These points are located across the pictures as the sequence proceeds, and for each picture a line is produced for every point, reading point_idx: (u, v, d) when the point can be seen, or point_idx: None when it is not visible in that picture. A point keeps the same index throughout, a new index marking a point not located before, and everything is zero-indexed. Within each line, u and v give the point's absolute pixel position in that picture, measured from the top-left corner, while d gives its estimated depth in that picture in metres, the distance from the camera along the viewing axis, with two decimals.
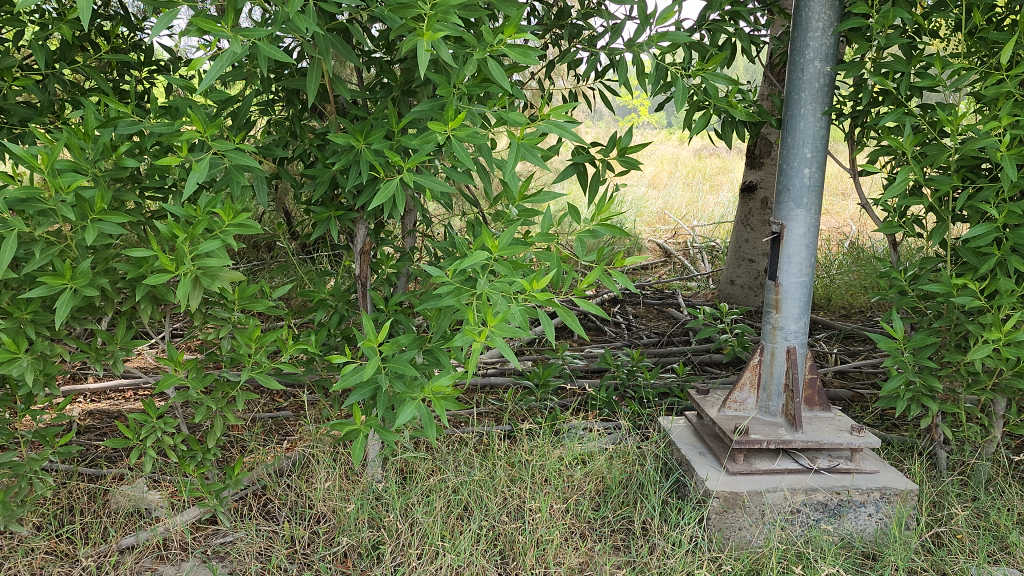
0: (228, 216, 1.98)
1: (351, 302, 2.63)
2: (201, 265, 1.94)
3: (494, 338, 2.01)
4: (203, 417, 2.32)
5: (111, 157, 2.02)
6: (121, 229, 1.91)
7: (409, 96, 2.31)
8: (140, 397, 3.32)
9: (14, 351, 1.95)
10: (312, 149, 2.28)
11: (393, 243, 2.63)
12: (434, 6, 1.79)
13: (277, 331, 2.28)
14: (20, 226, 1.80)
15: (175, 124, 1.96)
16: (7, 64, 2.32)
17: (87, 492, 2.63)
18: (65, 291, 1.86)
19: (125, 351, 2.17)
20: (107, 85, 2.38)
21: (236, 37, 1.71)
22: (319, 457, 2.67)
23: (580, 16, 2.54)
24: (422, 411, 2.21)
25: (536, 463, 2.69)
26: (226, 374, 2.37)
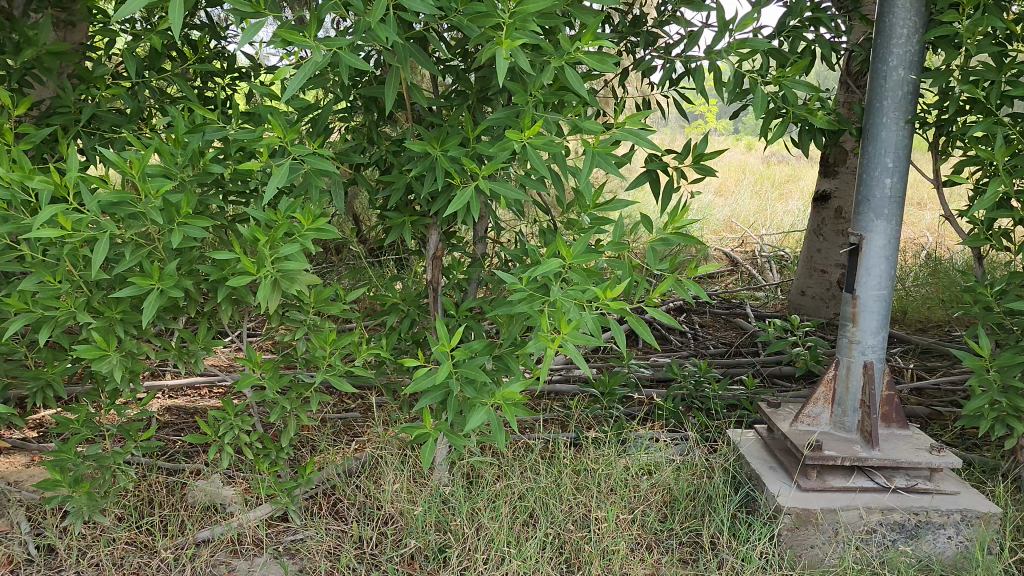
0: (308, 221, 2.02)
1: (422, 306, 2.66)
2: (280, 268, 1.99)
3: (568, 345, 2.01)
4: (278, 416, 2.38)
5: (198, 164, 2.08)
6: (205, 232, 1.95)
7: (485, 103, 2.32)
8: (215, 396, 3.42)
9: (105, 349, 2.03)
10: (388, 156, 2.30)
11: (465, 250, 2.64)
12: (513, 14, 1.81)
13: (352, 335, 2.33)
14: (113, 229, 1.87)
15: (257, 131, 2.01)
16: (101, 72, 2.42)
17: (167, 485, 2.73)
18: (153, 292, 1.94)
19: (206, 350, 2.23)
20: (193, 93, 2.45)
21: (320, 47, 1.76)
22: (388, 459, 2.71)
23: (657, 24, 2.52)
24: (493, 416, 2.23)
25: (603, 472, 2.68)
26: (301, 376, 2.43)
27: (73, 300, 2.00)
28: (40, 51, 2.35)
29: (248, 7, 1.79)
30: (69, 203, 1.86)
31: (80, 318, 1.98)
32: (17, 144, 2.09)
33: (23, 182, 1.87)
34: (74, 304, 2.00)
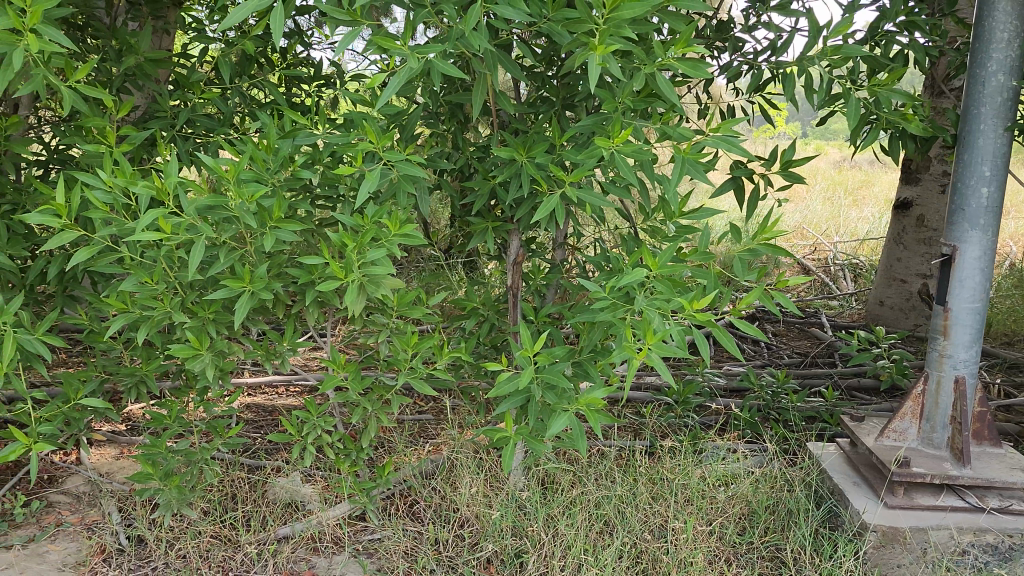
0: (395, 226, 2.04)
1: (501, 311, 2.66)
2: (367, 273, 2.01)
3: (653, 355, 1.99)
4: (360, 417, 2.42)
5: (289, 169, 2.12)
6: (296, 236, 1.97)
7: (570, 109, 2.31)
8: (292, 395, 3.49)
9: (198, 348, 2.09)
10: (472, 162, 2.31)
11: (544, 256, 2.64)
12: (608, 20, 1.79)
13: (433, 338, 2.35)
14: (209, 232, 1.91)
15: (349, 137, 2.04)
16: (197, 78, 2.49)
17: (249, 481, 2.79)
18: (245, 294, 1.98)
19: (293, 351, 2.28)
20: (284, 98, 2.51)
21: (414, 54, 1.78)
22: (464, 462, 2.73)
23: (744, 30, 2.48)
24: (574, 423, 2.22)
25: (680, 482, 2.65)
26: (383, 378, 2.46)
27: (169, 301, 2.05)
28: (140, 59, 2.43)
29: (344, 15, 1.79)
30: (169, 207, 1.91)
31: (176, 318, 2.04)
32: (119, 148, 2.16)
33: (128, 185, 1.93)
34: (170, 305, 2.05)
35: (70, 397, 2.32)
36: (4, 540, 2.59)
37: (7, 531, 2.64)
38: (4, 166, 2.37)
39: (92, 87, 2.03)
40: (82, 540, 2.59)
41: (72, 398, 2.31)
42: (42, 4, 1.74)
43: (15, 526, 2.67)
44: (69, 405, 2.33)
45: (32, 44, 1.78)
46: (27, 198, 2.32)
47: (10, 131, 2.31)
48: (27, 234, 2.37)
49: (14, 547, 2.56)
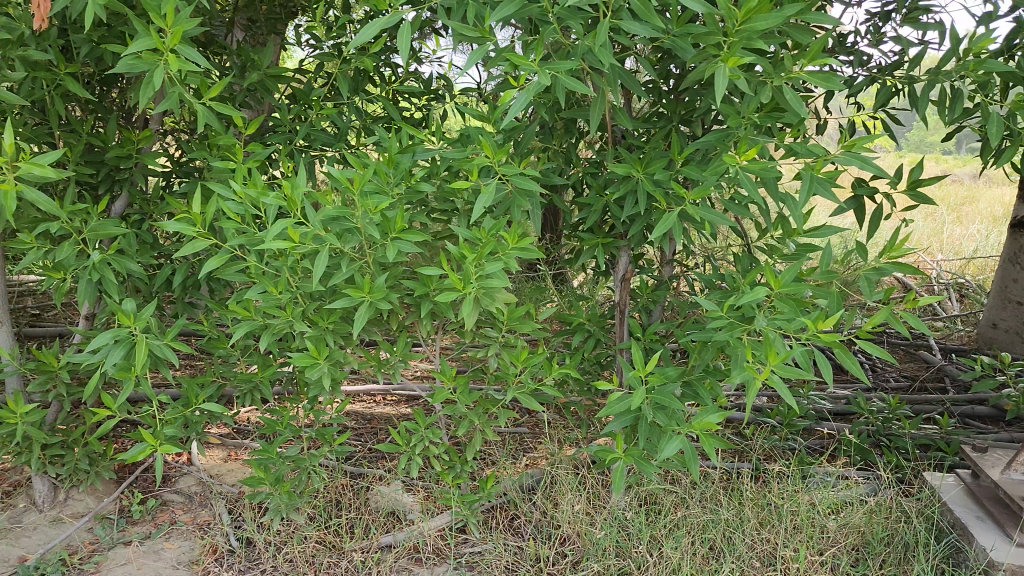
0: (513, 240, 2.03)
1: (607, 327, 2.63)
2: (484, 286, 2.00)
3: (775, 378, 1.92)
4: (466, 430, 2.43)
5: (410, 183, 2.15)
6: (416, 248, 2.00)
7: (688, 124, 2.26)
8: (390, 404, 3.53)
9: (316, 357, 2.14)
10: (585, 177, 2.30)
11: (652, 272, 2.59)
12: (737, 32, 1.74)
13: (543, 354, 2.34)
14: (333, 244, 1.95)
15: (467, 150, 2.05)
16: (316, 93, 2.55)
17: (352, 489, 2.83)
18: (364, 304, 2.02)
19: (404, 363, 2.30)
20: (399, 113, 2.55)
21: (543, 70, 1.78)
22: (565, 479, 2.70)
23: (871, 44, 2.40)
24: (687, 445, 2.18)
25: (788, 508, 2.57)
26: (490, 392, 2.47)
27: (291, 310, 2.10)
28: (262, 74, 2.50)
29: (474, 32, 1.83)
30: (297, 218, 1.96)
31: (297, 328, 2.08)
32: (245, 162, 2.22)
33: (260, 197, 1.99)
34: (292, 314, 2.10)
35: (191, 401, 2.41)
36: (123, 537, 2.70)
37: (125, 527, 2.76)
38: (135, 177, 2.48)
39: (223, 103, 2.09)
40: (195, 540, 2.68)
41: (194, 402, 2.39)
42: (185, 25, 1.79)
43: (133, 522, 2.78)
44: (189, 409, 2.41)
45: (173, 64, 1.84)
46: (156, 209, 2.42)
47: (142, 145, 2.41)
48: (154, 243, 2.47)
49: (132, 543, 2.67)
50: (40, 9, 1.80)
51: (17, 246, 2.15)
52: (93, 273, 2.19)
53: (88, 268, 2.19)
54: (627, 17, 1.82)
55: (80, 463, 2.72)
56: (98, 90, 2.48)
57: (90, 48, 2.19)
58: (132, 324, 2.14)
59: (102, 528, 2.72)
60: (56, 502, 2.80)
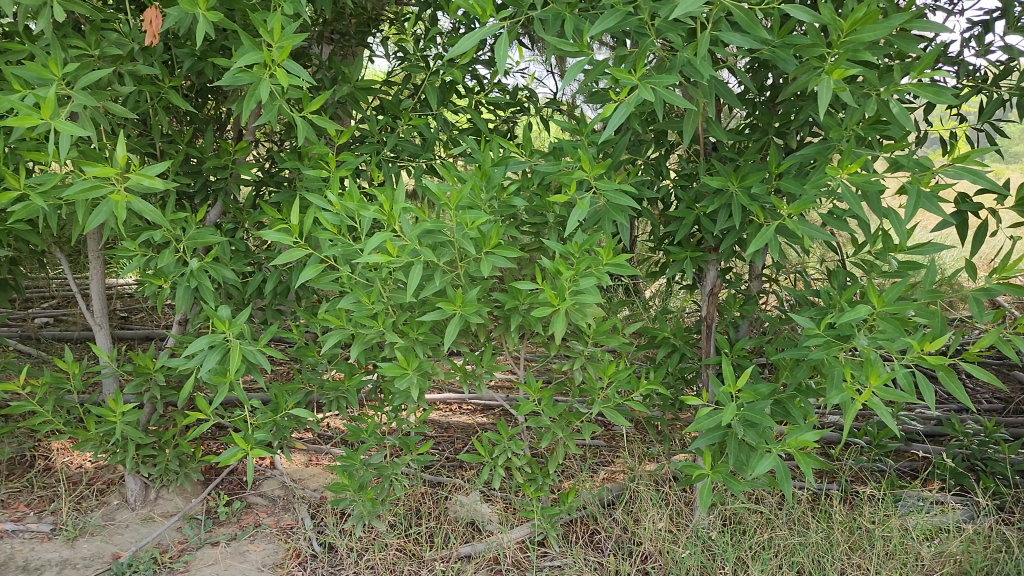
0: (608, 254, 2.03)
1: (693, 342, 2.58)
2: (578, 300, 2.02)
3: (877, 400, 1.86)
4: (549, 443, 2.41)
5: (501, 197, 2.15)
6: (510, 263, 2.02)
7: (783, 136, 2.22)
8: (466, 413, 3.53)
9: (405, 367, 2.18)
10: (676, 190, 2.26)
11: (740, 286, 2.54)
12: (843, 44, 1.68)
13: (630, 368, 2.31)
14: (429, 257, 1.99)
15: (563, 164, 2.06)
16: (404, 104, 2.58)
17: (431, 497, 2.84)
18: (456, 317, 2.04)
19: (489, 374, 2.31)
20: (486, 124, 2.56)
21: (643, 85, 1.77)
22: (646, 495, 2.66)
23: (980, 54, 2.30)
24: (779, 465, 2.13)
25: (880, 533, 2.48)
26: (574, 405, 2.45)
27: (384, 321, 2.13)
28: (353, 87, 2.54)
29: (573, 46, 1.87)
30: (395, 232, 2.00)
31: (389, 338, 2.12)
32: (338, 173, 2.27)
33: (357, 210, 2.03)
34: (384, 325, 2.14)
35: (280, 407, 2.46)
36: (211, 537, 2.77)
37: (212, 527, 2.83)
38: (230, 187, 2.54)
39: (322, 116, 2.15)
40: (279, 543, 2.73)
41: (283, 408, 2.44)
42: (292, 40, 1.87)
43: (219, 523, 2.85)
44: (278, 415, 2.46)
45: (279, 77, 1.90)
46: (250, 219, 2.48)
47: (237, 155, 2.47)
48: (247, 252, 2.53)
49: (219, 544, 2.73)
50: (152, 26, 1.97)
51: (122, 252, 2.24)
52: (191, 280, 2.26)
53: (187, 275, 2.26)
54: (727, 29, 1.80)
55: (171, 463, 2.80)
56: (198, 102, 2.56)
57: (193, 62, 2.29)
58: (227, 331, 2.19)
59: (191, 528, 2.80)
60: (146, 501, 2.89)
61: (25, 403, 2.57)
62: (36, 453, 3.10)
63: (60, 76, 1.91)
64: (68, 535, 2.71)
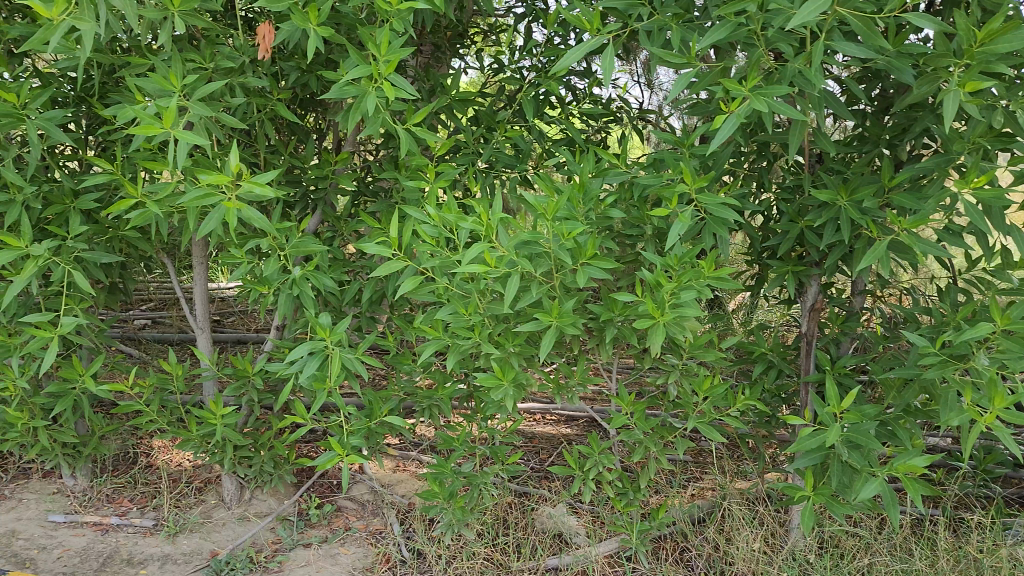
0: (710, 267, 2.00)
1: (791, 358, 2.52)
2: (678, 314, 1.99)
3: (998, 425, 1.77)
4: (642, 457, 2.38)
5: (599, 209, 2.14)
6: (608, 275, 2.01)
7: (894, 149, 2.15)
8: (551, 424, 3.52)
9: (501, 378, 2.18)
10: (779, 203, 2.21)
11: (843, 302, 2.46)
12: (973, 56, 1.62)
13: (727, 384, 2.27)
14: (527, 268, 1.99)
15: (665, 176, 2.04)
16: (502, 116, 2.59)
17: (518, 508, 2.83)
18: (553, 328, 2.04)
19: (583, 387, 2.29)
20: (582, 136, 2.56)
21: (755, 97, 1.74)
22: (739, 514, 2.60)
23: None
24: (886, 488, 2.05)
25: (991, 563, 2.36)
26: (668, 420, 2.41)
27: (481, 331, 2.14)
28: (451, 99, 2.56)
29: (679, 58, 1.86)
30: (494, 243, 2.01)
31: (486, 348, 2.13)
32: (437, 183, 2.30)
33: (457, 221, 2.05)
34: (481, 335, 2.15)
35: (374, 413, 2.49)
36: (303, 538, 2.82)
37: (304, 529, 2.89)
38: (330, 197, 2.60)
39: (424, 127, 2.19)
40: (369, 547, 2.77)
41: (377, 414, 2.47)
42: (398, 54, 1.92)
43: (311, 525, 2.91)
44: (373, 421, 2.50)
45: (385, 90, 1.95)
46: (349, 228, 2.53)
47: (338, 166, 2.53)
48: (346, 260, 2.58)
49: (312, 546, 2.79)
50: (266, 41, 2.05)
51: (230, 260, 2.32)
52: (293, 287, 2.32)
53: (289, 282, 2.32)
54: (840, 39, 1.75)
55: (266, 465, 2.87)
56: (300, 114, 2.64)
57: (298, 75, 2.36)
58: (328, 338, 2.24)
59: (284, 529, 2.86)
60: (242, 501, 2.97)
61: (133, 403, 2.68)
62: (139, 451, 3.23)
63: (180, 88, 2.02)
64: (170, 531, 2.81)
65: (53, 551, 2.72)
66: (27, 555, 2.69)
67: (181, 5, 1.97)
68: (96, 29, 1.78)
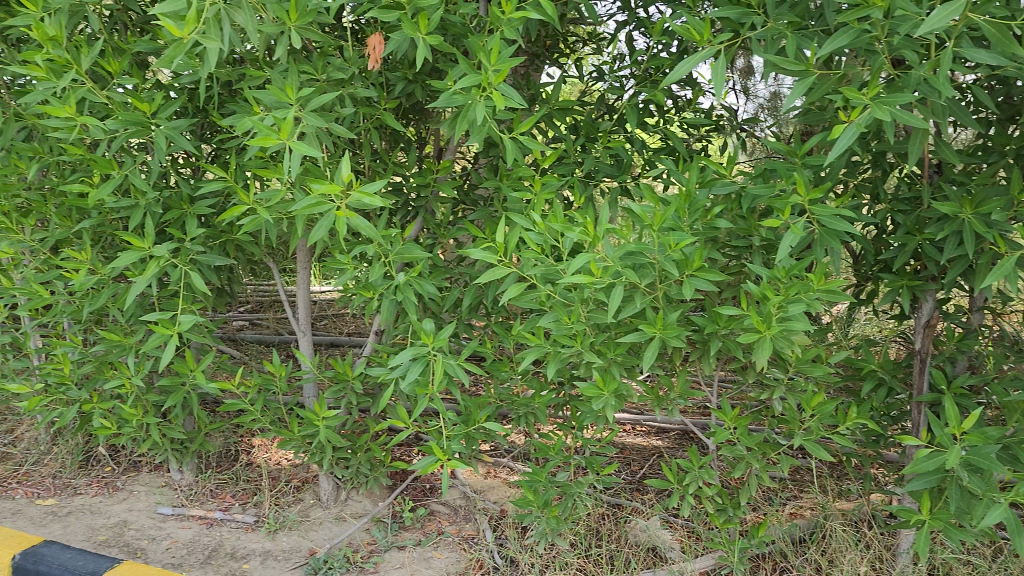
0: (820, 281, 1.93)
1: (902, 376, 2.42)
2: (787, 329, 1.94)
3: None
4: (744, 473, 2.33)
5: (706, 219, 2.11)
6: (715, 287, 1.97)
7: (1021, 160, 2.05)
8: (642, 435, 3.48)
9: (602, 388, 2.17)
10: (895, 215, 2.14)
11: (959, 319, 2.36)
12: None
13: (836, 401, 2.20)
14: (632, 279, 1.97)
15: (775, 187, 1.99)
16: (604, 125, 2.57)
17: (611, 519, 2.81)
18: (656, 340, 2.02)
19: (684, 399, 2.26)
20: (684, 145, 2.53)
21: (877, 106, 1.68)
22: (843, 535, 2.51)
23: None
24: (1008, 516, 1.95)
25: None
26: (771, 435, 2.35)
27: (583, 340, 2.14)
28: (551, 108, 2.53)
29: (796, 65, 1.81)
30: (599, 253, 2.00)
31: (588, 357, 2.12)
32: (540, 193, 2.31)
33: (563, 230, 2.05)
34: (583, 345, 2.14)
35: (472, 419, 2.51)
36: (397, 540, 2.86)
37: (398, 531, 2.93)
38: (431, 205, 2.64)
39: (529, 136, 2.20)
40: (461, 552, 2.79)
41: (474, 420, 2.49)
42: (509, 63, 1.94)
43: (405, 528, 2.95)
44: (470, 427, 2.51)
45: (494, 100, 1.97)
46: (450, 236, 2.57)
47: (440, 174, 2.57)
48: (446, 267, 2.61)
49: (406, 548, 2.82)
50: (375, 51, 2.17)
51: (336, 265, 2.38)
52: (396, 293, 2.36)
53: (393, 288, 2.36)
54: (970, 45, 1.68)
55: (362, 467, 2.93)
56: (404, 123, 2.69)
57: (404, 85, 2.42)
58: (430, 344, 2.27)
59: (378, 530, 2.91)
60: (338, 500, 3.04)
61: (238, 402, 2.77)
62: (240, 448, 3.34)
63: (296, 99, 2.08)
64: (270, 528, 2.89)
65: (161, 542, 2.83)
66: (139, 544, 2.81)
67: (298, 19, 2.02)
68: (220, 47, 1.84)
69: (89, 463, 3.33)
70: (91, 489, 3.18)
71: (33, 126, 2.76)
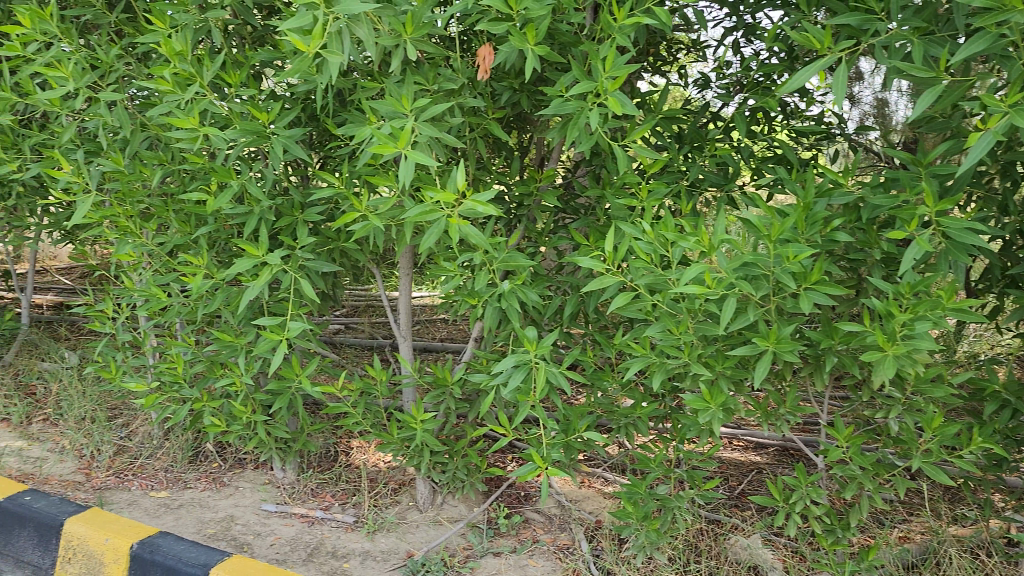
0: (948, 297, 1.85)
1: None
2: (910, 346, 1.86)
3: None
4: (856, 493, 2.24)
5: (823, 230, 2.05)
6: (833, 302, 1.92)
7: None
8: (739, 450, 3.41)
9: (709, 401, 2.13)
10: None
11: None
12: None
13: (958, 422, 2.10)
14: (746, 291, 1.93)
15: (899, 198, 1.92)
16: (712, 134, 2.53)
17: (710, 535, 2.75)
18: (768, 353, 1.97)
19: (794, 414, 2.20)
20: (796, 154, 2.46)
21: (1016, 113, 1.60)
22: (959, 562, 2.40)
23: None
24: None
25: None
26: (884, 455, 2.27)
27: (691, 352, 2.10)
28: (658, 118, 2.50)
29: (926, 71, 1.75)
30: (712, 264, 1.97)
31: (696, 369, 2.09)
32: (647, 202, 2.29)
33: (674, 239, 2.03)
34: (691, 357, 2.11)
35: (573, 428, 2.50)
36: (493, 547, 2.88)
37: (493, 538, 2.94)
38: (534, 213, 2.65)
39: (638, 145, 2.19)
40: (557, 561, 2.78)
41: (574, 430, 2.48)
42: (625, 70, 1.93)
43: (500, 534, 2.96)
44: (571, 436, 2.50)
45: (608, 107, 1.96)
46: (553, 245, 2.57)
47: (544, 183, 2.58)
48: (548, 275, 2.62)
49: (501, 555, 2.84)
50: (486, 61, 2.17)
51: (443, 273, 2.42)
52: (501, 301, 2.38)
53: (498, 296, 2.38)
54: None
55: (459, 472, 2.95)
56: (509, 132, 2.71)
57: (511, 94, 2.44)
58: (534, 352, 2.28)
59: (474, 535, 2.93)
60: (434, 504, 3.07)
61: (342, 404, 2.84)
62: (340, 449, 3.42)
63: (411, 110, 2.12)
64: (369, 529, 2.94)
65: (266, 538, 2.92)
66: (245, 539, 2.90)
67: (414, 31, 2.07)
68: (342, 62, 1.95)
69: (198, 459, 3.47)
70: (200, 483, 3.31)
71: (158, 136, 2.91)
